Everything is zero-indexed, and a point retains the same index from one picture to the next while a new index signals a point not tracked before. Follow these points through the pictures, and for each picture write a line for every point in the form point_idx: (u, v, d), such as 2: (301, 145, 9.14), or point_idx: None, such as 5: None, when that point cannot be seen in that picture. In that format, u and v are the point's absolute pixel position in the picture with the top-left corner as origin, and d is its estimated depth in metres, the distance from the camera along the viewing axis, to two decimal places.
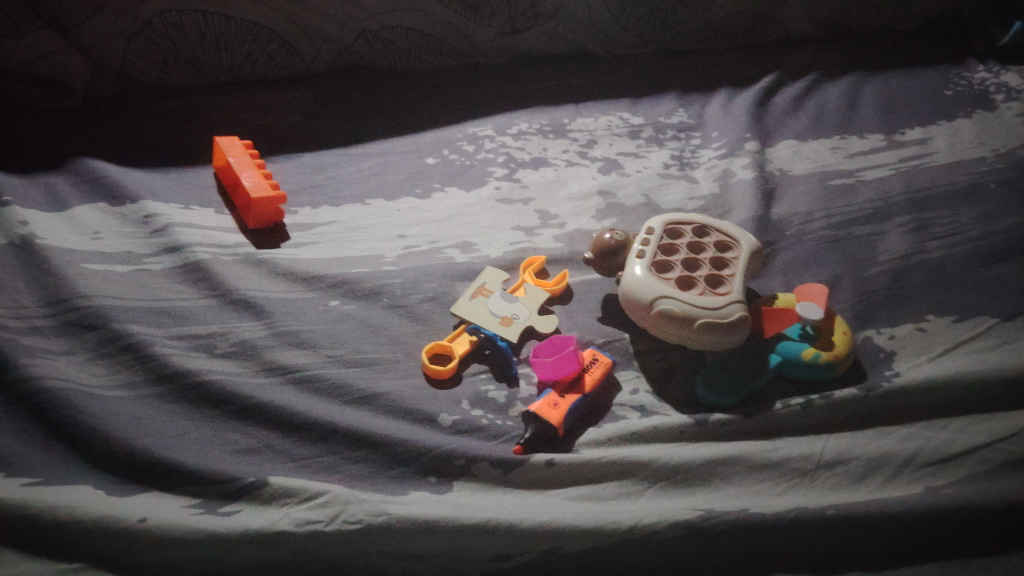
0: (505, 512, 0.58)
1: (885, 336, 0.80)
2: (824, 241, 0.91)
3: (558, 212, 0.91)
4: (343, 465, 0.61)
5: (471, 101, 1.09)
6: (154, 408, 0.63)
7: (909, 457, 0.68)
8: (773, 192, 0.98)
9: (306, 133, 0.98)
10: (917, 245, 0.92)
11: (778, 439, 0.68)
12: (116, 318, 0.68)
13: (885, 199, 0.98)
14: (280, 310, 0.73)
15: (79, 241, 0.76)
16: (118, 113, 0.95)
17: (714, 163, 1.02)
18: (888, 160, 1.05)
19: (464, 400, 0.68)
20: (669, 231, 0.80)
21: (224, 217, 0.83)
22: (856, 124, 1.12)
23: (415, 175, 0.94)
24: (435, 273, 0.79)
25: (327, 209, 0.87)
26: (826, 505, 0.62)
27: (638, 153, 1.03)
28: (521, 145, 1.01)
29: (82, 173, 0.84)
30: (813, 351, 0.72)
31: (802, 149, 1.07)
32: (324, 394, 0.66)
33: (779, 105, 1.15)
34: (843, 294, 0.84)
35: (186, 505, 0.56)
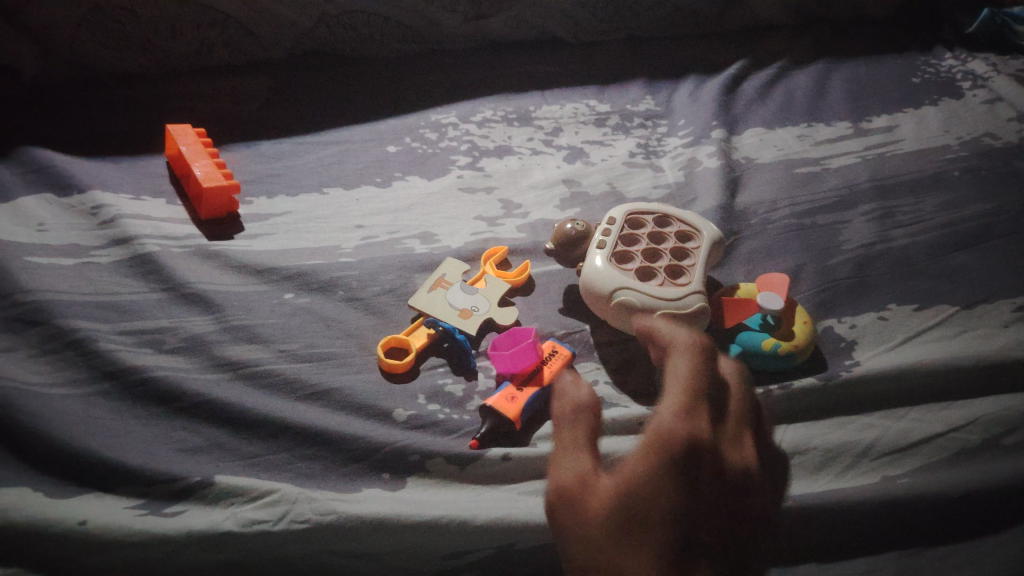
0: (458, 509, 0.57)
1: (847, 325, 0.80)
2: (788, 230, 0.91)
3: (521, 201, 0.90)
4: (295, 462, 0.60)
5: (435, 88, 1.07)
6: (98, 406, 0.61)
7: (867, 447, 0.68)
8: (739, 180, 0.98)
9: (264, 121, 0.96)
10: (880, 234, 0.91)
11: None
12: (61, 313, 0.66)
13: (850, 187, 0.98)
14: (233, 304, 0.71)
15: (23, 233, 0.73)
16: (67, 100, 0.92)
17: (680, 151, 1.01)
18: (855, 148, 1.05)
19: (421, 394, 0.67)
20: (630, 222, 0.79)
21: (177, 208, 0.81)
22: (824, 112, 1.12)
23: (376, 163, 0.92)
24: (394, 265, 0.78)
25: (284, 198, 0.85)
26: (783, 497, 0.63)
27: (604, 141, 1.02)
28: (485, 133, 1.00)
29: (28, 162, 0.81)
30: (771, 342, 0.72)
31: (769, 137, 1.06)
32: (276, 390, 0.65)
33: (747, 92, 1.15)
34: (806, 283, 0.84)
35: (129, 506, 0.54)
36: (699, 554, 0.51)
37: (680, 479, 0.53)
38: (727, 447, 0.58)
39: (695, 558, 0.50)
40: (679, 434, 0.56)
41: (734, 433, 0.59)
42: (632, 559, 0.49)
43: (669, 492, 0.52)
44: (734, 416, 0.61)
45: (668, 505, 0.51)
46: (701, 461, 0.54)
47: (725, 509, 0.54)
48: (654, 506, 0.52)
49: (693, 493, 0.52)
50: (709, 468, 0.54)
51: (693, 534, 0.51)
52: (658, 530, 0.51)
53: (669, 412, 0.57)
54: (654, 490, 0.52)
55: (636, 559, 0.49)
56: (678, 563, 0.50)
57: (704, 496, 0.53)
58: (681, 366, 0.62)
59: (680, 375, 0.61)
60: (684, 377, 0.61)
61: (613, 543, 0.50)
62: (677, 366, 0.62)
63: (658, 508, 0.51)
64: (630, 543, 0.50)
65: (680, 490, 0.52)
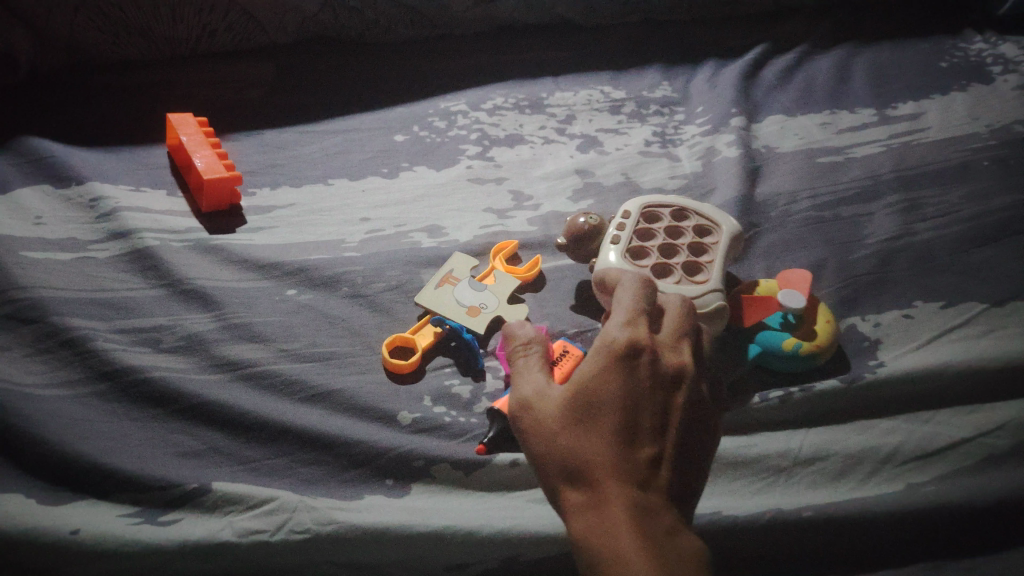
0: (463, 519, 0.55)
1: (870, 324, 0.76)
2: (809, 222, 0.88)
3: (532, 192, 0.87)
4: (294, 468, 0.58)
5: (444, 74, 1.04)
6: (93, 409, 0.59)
7: (891, 452, 0.65)
8: (758, 170, 0.94)
9: (268, 109, 0.93)
10: (905, 226, 0.88)
11: (755, 435, 0.66)
12: (56, 310, 0.64)
13: (874, 178, 0.94)
14: (233, 301, 0.69)
15: (19, 227, 0.71)
16: (67, 89, 0.90)
17: (697, 140, 0.97)
18: (879, 137, 1.01)
19: (426, 396, 0.64)
20: (646, 215, 0.76)
21: (177, 200, 0.79)
22: (847, 98, 1.08)
23: (382, 153, 0.89)
24: (399, 260, 0.75)
25: (287, 190, 0.83)
26: (802, 506, 0.60)
27: (618, 129, 0.99)
28: (495, 121, 0.97)
29: (26, 153, 0.79)
30: (793, 341, 0.69)
31: (790, 125, 1.02)
32: (276, 392, 0.62)
33: (767, 78, 1.11)
34: (827, 278, 0.81)
35: (124, 514, 0.53)
36: (646, 435, 0.55)
37: (624, 374, 0.56)
38: (672, 345, 0.59)
39: (641, 440, 0.54)
40: (620, 337, 0.57)
41: (678, 336, 0.60)
42: (585, 445, 0.54)
43: (613, 384, 0.55)
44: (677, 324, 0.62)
45: (613, 395, 0.55)
46: (644, 360, 0.57)
47: (670, 396, 0.57)
48: (601, 398, 0.55)
49: (636, 383, 0.56)
50: (653, 364, 0.57)
51: (637, 419, 0.55)
52: (606, 419, 0.54)
53: (615, 326, 0.59)
54: (598, 384, 0.55)
55: (590, 447, 0.54)
56: (627, 444, 0.54)
57: (645, 385, 0.56)
58: (627, 291, 0.62)
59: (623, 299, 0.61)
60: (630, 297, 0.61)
61: (566, 433, 0.54)
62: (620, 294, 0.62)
63: (603, 399, 0.55)
64: (581, 433, 0.54)
65: (623, 384, 0.55)
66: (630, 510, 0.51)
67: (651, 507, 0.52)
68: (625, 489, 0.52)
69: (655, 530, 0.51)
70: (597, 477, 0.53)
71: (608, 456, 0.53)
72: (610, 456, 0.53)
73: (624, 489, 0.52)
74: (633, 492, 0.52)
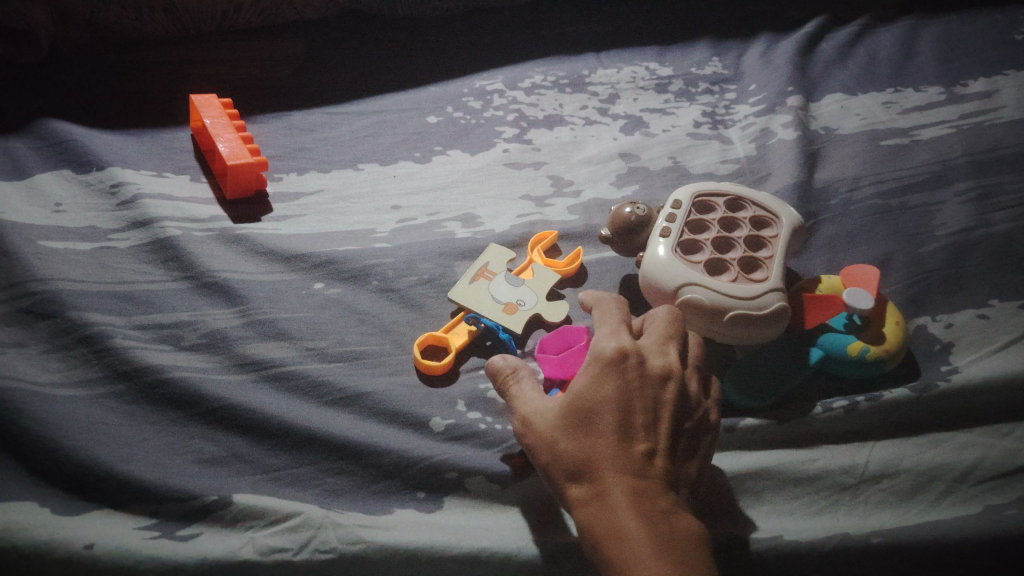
0: (497, 540, 0.51)
1: (941, 325, 0.69)
2: (873, 212, 0.81)
3: (572, 177, 0.81)
4: (320, 478, 0.54)
5: (479, 50, 0.98)
6: (111, 411, 0.56)
7: (967, 470, 0.59)
8: (816, 154, 0.87)
9: (296, 89, 0.89)
10: (979, 217, 0.80)
11: (817, 449, 0.60)
12: (74, 304, 0.61)
13: (944, 162, 0.87)
14: (258, 295, 0.65)
15: (38, 214, 0.68)
16: (89, 68, 0.86)
17: (750, 121, 0.91)
18: (948, 117, 0.93)
19: (459, 400, 0.60)
20: (698, 205, 0.70)
21: (200, 186, 0.75)
22: (912, 75, 1.00)
23: (414, 136, 0.84)
24: (432, 252, 0.71)
25: (315, 175, 0.78)
26: (872, 531, 0.55)
27: (665, 109, 0.92)
28: (533, 101, 0.91)
29: (47, 137, 0.76)
30: (859, 345, 0.63)
31: (850, 105, 0.95)
32: (301, 394, 0.59)
33: (824, 53, 1.03)
34: (894, 275, 0.74)
35: (140, 527, 0.50)
36: (644, 431, 0.51)
37: (616, 377, 0.52)
38: (662, 347, 0.55)
39: (639, 437, 0.51)
40: (608, 346, 0.54)
41: (667, 339, 0.56)
42: (583, 446, 0.50)
43: (607, 386, 0.52)
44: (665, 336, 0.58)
45: (607, 397, 0.51)
46: (634, 364, 0.53)
47: (664, 393, 0.53)
48: (593, 401, 0.51)
49: (628, 385, 0.52)
50: (643, 366, 0.53)
51: (633, 417, 0.51)
52: (603, 419, 0.51)
53: (601, 338, 0.55)
54: (590, 387, 0.52)
55: (588, 448, 0.50)
56: (625, 440, 0.50)
57: (637, 383, 0.52)
58: (607, 308, 0.58)
59: (603, 315, 0.57)
60: (613, 312, 0.57)
61: (562, 436, 0.51)
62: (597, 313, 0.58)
63: (596, 401, 0.51)
64: (577, 435, 0.51)
65: (615, 387, 0.52)
66: (633, 503, 0.48)
67: (656, 499, 0.49)
68: (626, 484, 0.49)
69: (660, 520, 0.48)
70: (597, 477, 0.49)
71: (607, 455, 0.50)
72: (613, 457, 0.50)
73: (626, 486, 0.49)
74: (634, 486, 0.49)
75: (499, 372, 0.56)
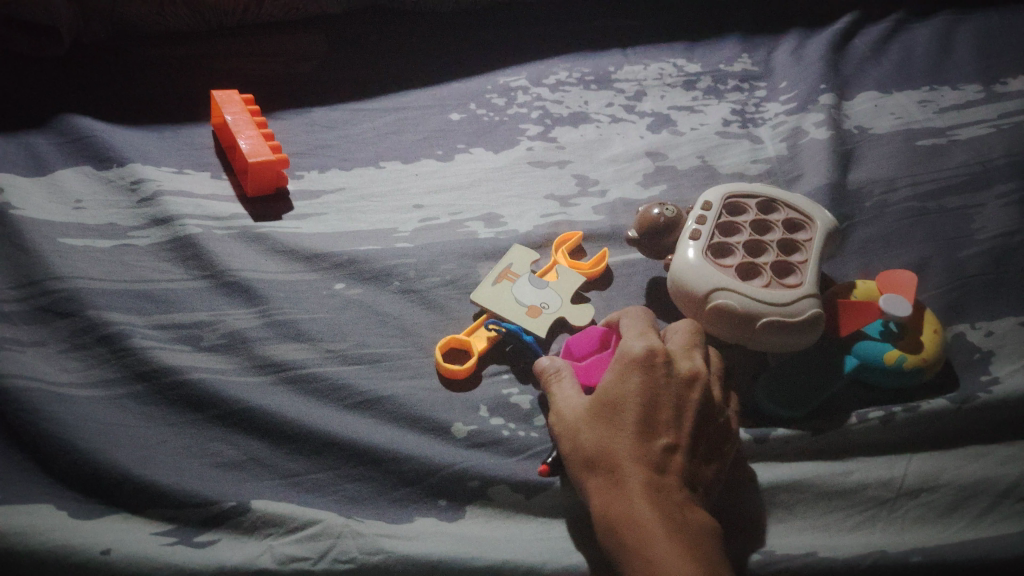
0: (524, 552, 0.50)
1: (981, 333, 0.67)
2: (908, 215, 0.78)
3: (598, 176, 0.79)
4: (339, 484, 0.53)
5: (503, 45, 0.97)
6: (129, 412, 0.55)
7: (1009, 486, 0.57)
8: (850, 154, 0.84)
9: (317, 85, 0.88)
10: (1021, 221, 0.77)
11: (851, 461, 0.58)
12: (93, 302, 0.60)
13: (983, 163, 0.84)
14: (278, 295, 0.64)
15: (59, 211, 0.67)
16: (111, 63, 0.86)
17: (781, 120, 0.88)
18: (987, 116, 0.90)
19: (482, 406, 0.59)
20: (729, 207, 0.68)
21: (221, 183, 0.74)
22: (949, 72, 0.97)
23: (437, 133, 0.83)
24: (454, 252, 0.69)
25: (337, 173, 0.77)
26: (911, 549, 0.53)
27: (693, 107, 0.90)
28: (558, 98, 0.89)
29: (68, 132, 0.76)
30: (896, 354, 0.61)
31: (885, 103, 0.92)
32: (321, 397, 0.58)
33: (857, 50, 1.00)
34: (931, 280, 0.72)
35: (157, 532, 0.49)
36: (666, 428, 0.50)
37: (643, 374, 0.51)
38: (690, 351, 0.54)
39: (661, 433, 0.50)
40: (638, 345, 0.52)
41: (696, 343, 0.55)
42: (603, 437, 0.50)
43: (632, 381, 0.51)
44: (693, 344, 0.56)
45: (631, 392, 0.51)
46: (662, 362, 0.52)
47: (691, 393, 0.52)
48: (619, 395, 0.51)
49: (656, 383, 0.51)
50: (671, 365, 0.52)
51: (657, 412, 0.51)
52: (626, 413, 0.50)
53: (631, 338, 0.54)
54: (617, 382, 0.51)
55: (610, 440, 0.50)
56: (646, 434, 0.50)
57: (664, 382, 0.51)
58: (636, 312, 0.58)
59: (633, 316, 0.57)
60: (644, 315, 0.57)
61: (586, 426, 0.51)
62: (626, 315, 0.57)
63: (621, 397, 0.51)
64: (600, 427, 0.50)
65: (641, 382, 0.51)
66: (651, 495, 0.47)
67: (673, 494, 0.48)
68: (644, 476, 0.48)
69: (674, 513, 0.47)
70: (614, 468, 0.49)
71: (627, 448, 0.49)
72: (632, 449, 0.49)
73: (644, 478, 0.48)
74: (651, 479, 0.48)
75: (543, 372, 0.56)
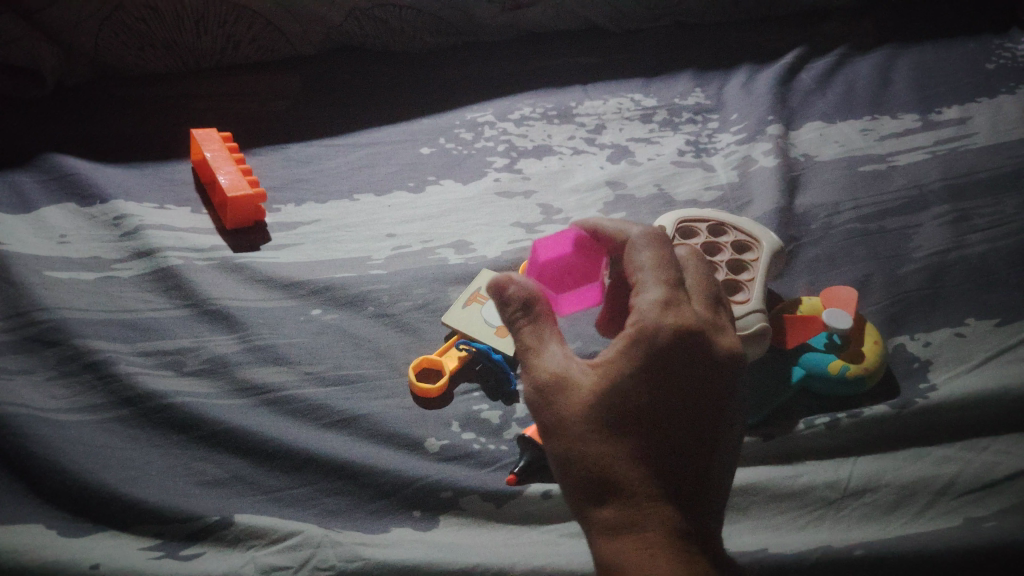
0: (493, 556, 0.53)
1: (920, 344, 0.72)
2: (853, 235, 0.84)
3: (561, 205, 0.84)
4: (319, 498, 0.56)
5: (470, 82, 1.02)
6: (117, 435, 0.57)
7: (947, 484, 0.61)
8: (797, 181, 0.90)
9: (293, 122, 0.92)
10: (956, 239, 0.83)
11: (801, 465, 0.63)
12: (79, 332, 0.63)
13: (921, 187, 0.90)
14: (257, 321, 0.67)
15: (44, 245, 0.70)
16: (92, 105, 0.90)
17: (733, 149, 0.94)
18: (924, 143, 0.96)
19: (454, 422, 0.62)
20: (682, 230, 0.73)
21: (201, 217, 0.78)
22: (889, 103, 1.03)
23: (408, 166, 0.87)
24: (426, 278, 0.73)
25: (312, 206, 0.81)
26: (854, 543, 0.57)
27: (650, 138, 0.96)
28: (523, 132, 0.94)
29: (51, 170, 0.79)
30: (839, 364, 0.66)
31: (829, 132, 0.98)
32: (301, 418, 0.60)
33: (804, 83, 1.07)
34: (873, 296, 0.77)
35: (144, 548, 0.51)
36: (678, 436, 0.48)
37: (660, 365, 0.48)
38: (715, 321, 0.51)
39: (674, 439, 0.48)
40: (656, 322, 0.49)
41: (716, 306, 0.52)
42: (609, 447, 0.48)
43: (644, 376, 0.48)
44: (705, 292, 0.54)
45: (641, 394, 0.48)
46: (690, 345, 0.49)
47: (721, 387, 0.50)
48: (641, 391, 0.48)
49: (673, 375, 0.48)
50: (694, 351, 0.49)
51: (669, 419, 0.48)
52: (634, 419, 0.48)
53: (654, 301, 0.49)
54: (639, 372, 0.48)
55: (626, 449, 0.48)
56: (655, 446, 0.48)
57: (679, 379, 0.48)
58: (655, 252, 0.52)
59: (653, 263, 0.51)
60: (667, 261, 0.51)
61: (601, 428, 0.48)
62: (642, 255, 0.52)
63: (636, 392, 0.48)
64: (616, 430, 0.48)
65: (665, 372, 0.48)
66: (658, 513, 0.47)
67: (682, 509, 0.47)
68: (652, 491, 0.47)
69: (683, 536, 0.47)
70: (620, 485, 0.47)
71: (640, 458, 0.48)
72: (638, 463, 0.48)
73: (660, 500, 0.47)
74: (658, 498, 0.47)
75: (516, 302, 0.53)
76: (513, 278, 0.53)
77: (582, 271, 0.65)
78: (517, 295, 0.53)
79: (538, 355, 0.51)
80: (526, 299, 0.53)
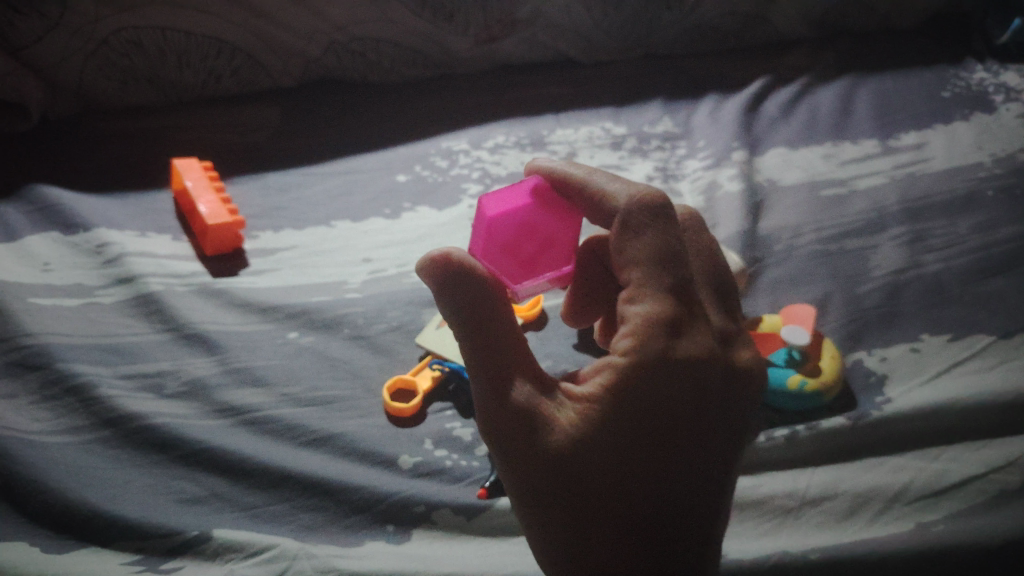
0: (464, 565, 0.55)
1: (876, 358, 0.75)
2: (814, 256, 0.87)
3: None
4: (295, 514, 0.58)
5: (446, 112, 1.05)
6: (98, 455, 0.59)
7: (901, 490, 0.63)
8: (761, 205, 0.94)
9: (271, 152, 0.95)
10: (911, 258, 0.87)
11: (761, 476, 0.65)
12: (62, 356, 0.65)
13: (879, 209, 0.93)
14: (235, 345, 0.69)
15: (28, 273, 0.72)
16: (77, 137, 0.92)
17: (699, 175, 0.98)
18: (883, 167, 1.00)
19: (426, 439, 0.64)
20: None
21: (182, 244, 0.80)
22: (849, 130, 1.08)
23: (385, 193, 0.90)
24: (401, 301, 0.75)
25: (290, 232, 0.83)
26: (811, 548, 0.59)
27: (620, 165, 0.99)
28: (496, 160, 0.97)
29: (36, 200, 0.81)
30: (798, 379, 0.69)
31: (793, 158, 1.02)
32: (277, 436, 0.62)
33: (769, 111, 1.11)
34: (832, 314, 0.80)
35: (125, 562, 0.53)
36: (663, 442, 0.46)
37: (649, 373, 0.46)
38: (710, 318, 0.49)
39: (658, 446, 0.46)
40: (650, 335, 0.46)
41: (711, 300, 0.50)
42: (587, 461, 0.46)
43: (628, 387, 0.46)
44: (700, 281, 0.51)
45: (622, 405, 0.46)
46: (681, 353, 0.46)
47: (708, 388, 0.47)
48: (627, 409, 0.46)
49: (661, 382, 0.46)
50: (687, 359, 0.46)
51: (653, 427, 0.46)
52: (614, 431, 0.46)
53: (649, 310, 0.47)
54: (627, 392, 0.46)
55: (617, 482, 0.46)
56: (638, 455, 0.46)
57: (667, 388, 0.46)
58: (647, 242, 0.48)
59: (648, 259, 0.48)
60: (663, 254, 0.48)
61: (585, 462, 0.46)
62: (636, 246, 0.48)
63: (616, 403, 0.46)
64: (600, 455, 0.46)
65: (656, 383, 0.46)
66: (637, 524, 0.46)
67: (665, 519, 0.46)
68: (632, 505, 0.46)
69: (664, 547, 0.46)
70: (599, 500, 0.46)
71: (619, 470, 0.46)
72: (618, 477, 0.46)
73: (638, 511, 0.46)
74: (638, 511, 0.46)
75: (460, 290, 0.48)
76: (453, 258, 0.48)
77: (540, 233, 0.57)
78: (463, 277, 0.48)
79: (503, 362, 0.48)
80: (477, 286, 0.48)
